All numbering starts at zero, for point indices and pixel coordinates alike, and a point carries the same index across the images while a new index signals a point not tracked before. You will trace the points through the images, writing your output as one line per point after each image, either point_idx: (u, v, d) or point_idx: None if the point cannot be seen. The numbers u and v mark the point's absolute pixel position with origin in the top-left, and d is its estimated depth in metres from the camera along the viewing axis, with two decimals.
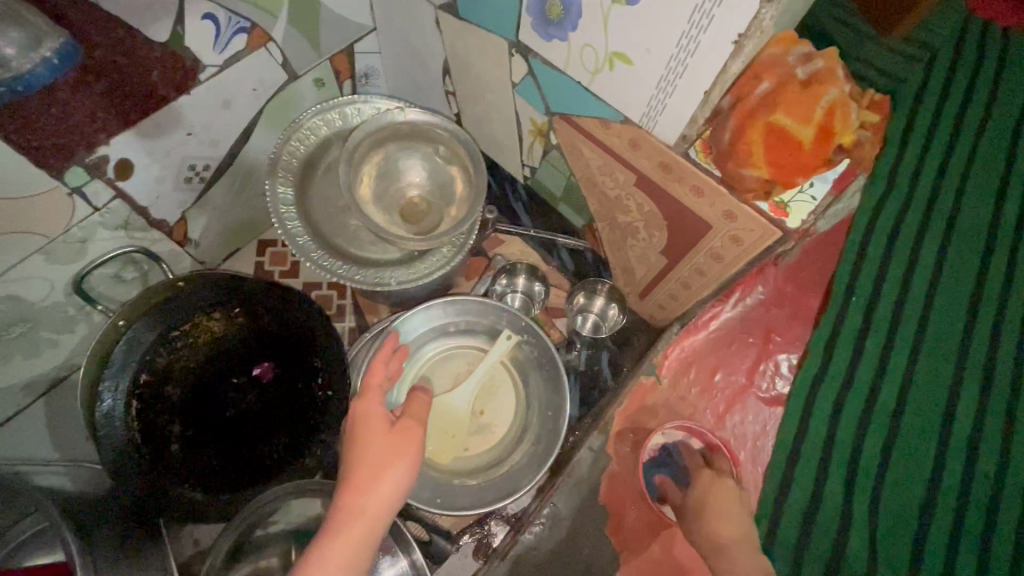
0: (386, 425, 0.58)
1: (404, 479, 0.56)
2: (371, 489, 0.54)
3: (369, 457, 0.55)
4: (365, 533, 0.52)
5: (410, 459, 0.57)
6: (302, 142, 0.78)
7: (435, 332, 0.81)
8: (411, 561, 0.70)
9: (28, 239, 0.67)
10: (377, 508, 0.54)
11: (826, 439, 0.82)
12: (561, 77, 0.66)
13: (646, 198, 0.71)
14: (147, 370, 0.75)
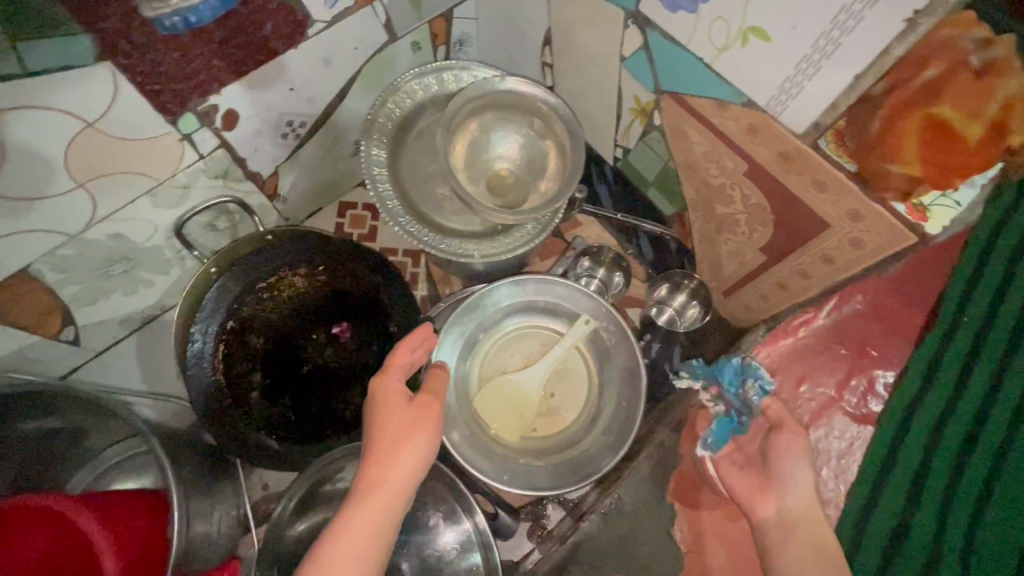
0: (404, 401, 0.60)
1: (421, 453, 0.59)
2: (392, 460, 0.57)
3: (388, 432, 0.58)
4: (388, 500, 0.55)
5: (428, 431, 0.60)
6: (397, 105, 0.77)
7: (503, 312, 0.79)
8: (470, 525, 0.71)
9: (141, 179, 0.69)
10: (398, 478, 0.57)
11: (910, 488, 0.67)
12: (682, 53, 0.62)
13: (755, 189, 0.67)
14: (233, 318, 0.78)
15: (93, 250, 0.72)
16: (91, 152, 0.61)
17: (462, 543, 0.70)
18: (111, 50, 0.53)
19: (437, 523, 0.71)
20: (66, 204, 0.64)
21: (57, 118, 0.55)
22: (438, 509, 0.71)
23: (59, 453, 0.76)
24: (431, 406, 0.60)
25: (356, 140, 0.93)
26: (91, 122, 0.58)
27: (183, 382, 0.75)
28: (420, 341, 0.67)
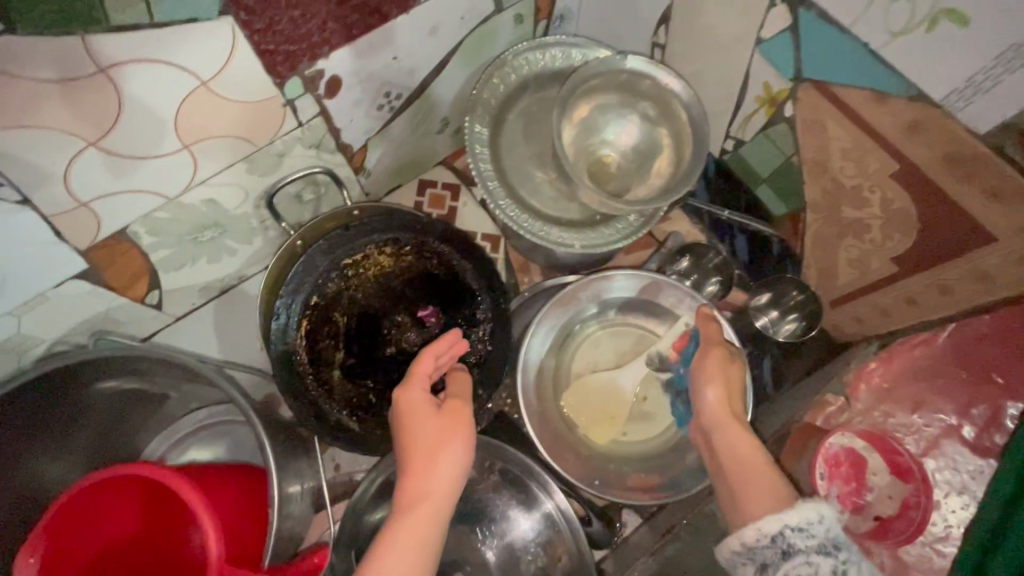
0: (433, 407, 0.59)
1: (459, 459, 0.58)
2: (431, 471, 0.56)
3: (422, 441, 0.57)
4: (435, 509, 0.55)
5: (462, 437, 0.58)
6: (503, 80, 0.74)
7: (602, 304, 0.78)
8: (547, 512, 0.69)
9: (240, 144, 0.65)
10: (440, 488, 0.56)
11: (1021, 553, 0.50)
12: (839, 39, 0.55)
13: (901, 193, 0.60)
14: (317, 295, 0.75)
15: (187, 215, 0.70)
16: (201, 112, 0.58)
17: (545, 528, 0.69)
18: (240, 6, 0.50)
19: (510, 511, 0.70)
20: (170, 164, 0.61)
21: (173, 74, 0.52)
22: (513, 497, 0.71)
23: (138, 416, 0.74)
24: (461, 408, 0.59)
25: (445, 117, 0.89)
26: (205, 80, 0.55)
27: (266, 353, 0.73)
28: (447, 346, 0.65)
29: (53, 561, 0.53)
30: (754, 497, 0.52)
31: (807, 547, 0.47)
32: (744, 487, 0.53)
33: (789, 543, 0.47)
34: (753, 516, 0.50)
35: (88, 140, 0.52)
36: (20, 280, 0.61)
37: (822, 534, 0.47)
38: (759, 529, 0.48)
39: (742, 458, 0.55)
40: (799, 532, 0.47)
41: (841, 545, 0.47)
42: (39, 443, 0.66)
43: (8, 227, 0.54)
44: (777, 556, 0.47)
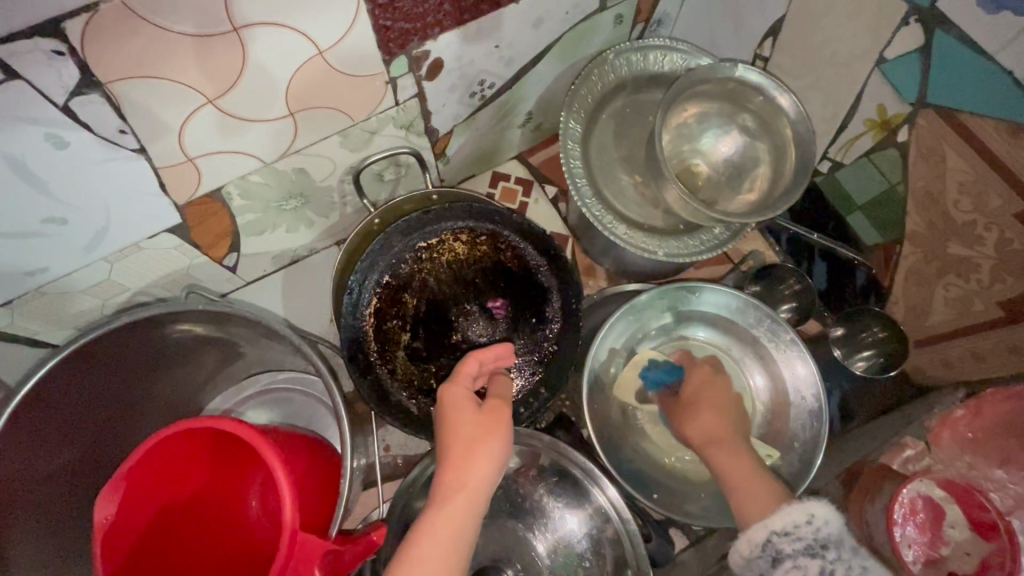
0: (473, 405, 0.56)
1: (498, 458, 0.54)
2: (467, 465, 0.53)
3: (459, 437, 0.54)
4: (467, 507, 0.51)
5: (501, 439, 0.55)
6: (601, 78, 0.73)
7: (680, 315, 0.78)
8: (597, 507, 0.67)
9: (341, 117, 0.66)
10: (475, 485, 0.52)
11: None
12: (979, 61, 0.54)
13: (1022, 233, 0.58)
14: (391, 275, 0.76)
15: (278, 182, 0.71)
16: (313, 81, 0.58)
17: (597, 524, 0.67)
18: None
19: (560, 507, 0.70)
20: (276, 131, 0.62)
21: (297, 42, 0.53)
22: (564, 495, 0.70)
23: (207, 373, 0.76)
24: (502, 408, 0.56)
25: (530, 111, 0.88)
26: (323, 50, 0.55)
27: (337, 325, 0.74)
28: (492, 354, 0.63)
29: (127, 507, 0.50)
30: (749, 512, 0.57)
31: (794, 549, 0.53)
32: (735, 489, 0.60)
33: (777, 548, 0.53)
34: (748, 522, 0.57)
35: (209, 98, 0.53)
36: (122, 228, 0.62)
37: (808, 535, 0.53)
38: (750, 539, 0.55)
39: (739, 466, 0.62)
40: (785, 536, 0.53)
41: (829, 544, 0.52)
42: (117, 387, 0.67)
43: (122, 174, 0.56)
44: (768, 563, 0.53)
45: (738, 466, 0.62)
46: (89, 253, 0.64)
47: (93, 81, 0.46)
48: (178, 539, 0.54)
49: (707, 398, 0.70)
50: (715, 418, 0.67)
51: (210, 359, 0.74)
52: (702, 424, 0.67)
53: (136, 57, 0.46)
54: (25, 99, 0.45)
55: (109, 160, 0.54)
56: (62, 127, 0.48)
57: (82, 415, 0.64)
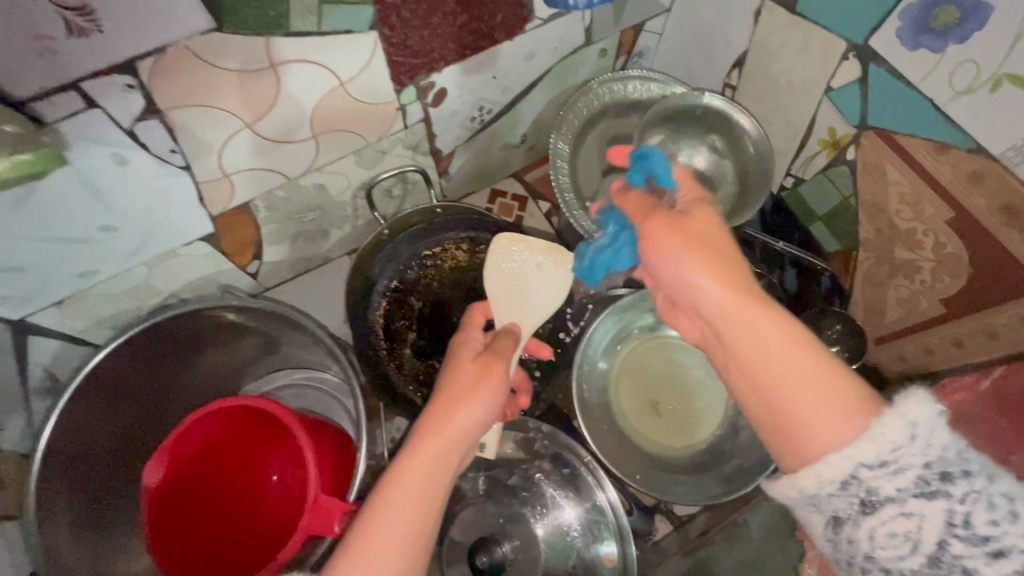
0: (471, 358, 0.55)
1: (483, 412, 0.52)
2: (453, 406, 0.51)
3: (449, 387, 0.53)
4: (443, 454, 0.49)
5: (493, 392, 0.53)
6: (586, 105, 0.83)
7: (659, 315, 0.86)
8: (597, 503, 0.74)
9: (356, 139, 0.75)
10: (458, 428, 0.50)
11: None
12: (906, 90, 0.63)
13: (953, 236, 0.66)
14: (399, 279, 0.84)
15: (299, 196, 0.79)
16: (334, 107, 0.67)
17: (594, 519, 0.74)
18: (385, 24, 0.61)
19: (559, 499, 0.75)
20: (300, 149, 0.71)
21: (323, 75, 0.62)
22: (566, 488, 0.75)
23: (232, 369, 0.84)
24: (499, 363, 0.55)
25: (524, 134, 0.97)
26: (344, 81, 0.64)
27: (352, 325, 0.83)
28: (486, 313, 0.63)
29: (171, 470, 0.60)
30: (819, 426, 0.41)
31: (899, 490, 0.37)
32: (774, 408, 0.44)
33: (869, 484, 0.38)
34: (817, 445, 0.41)
35: (246, 123, 0.62)
36: (163, 236, 0.71)
37: (918, 458, 0.37)
38: (826, 475, 0.40)
39: (769, 342, 0.44)
40: (882, 468, 0.38)
41: (952, 471, 0.36)
42: (155, 377, 0.75)
43: (169, 187, 0.64)
44: (857, 508, 0.39)
45: (780, 337, 0.44)
46: (133, 258, 0.72)
47: (154, 108, 0.55)
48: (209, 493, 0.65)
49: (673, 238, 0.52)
50: (710, 277, 0.48)
51: (237, 354, 0.82)
52: (704, 300, 0.49)
53: (190, 89, 0.55)
54: (100, 125, 0.53)
55: (159, 176, 0.62)
56: (124, 147, 0.57)
57: (124, 399, 0.73)
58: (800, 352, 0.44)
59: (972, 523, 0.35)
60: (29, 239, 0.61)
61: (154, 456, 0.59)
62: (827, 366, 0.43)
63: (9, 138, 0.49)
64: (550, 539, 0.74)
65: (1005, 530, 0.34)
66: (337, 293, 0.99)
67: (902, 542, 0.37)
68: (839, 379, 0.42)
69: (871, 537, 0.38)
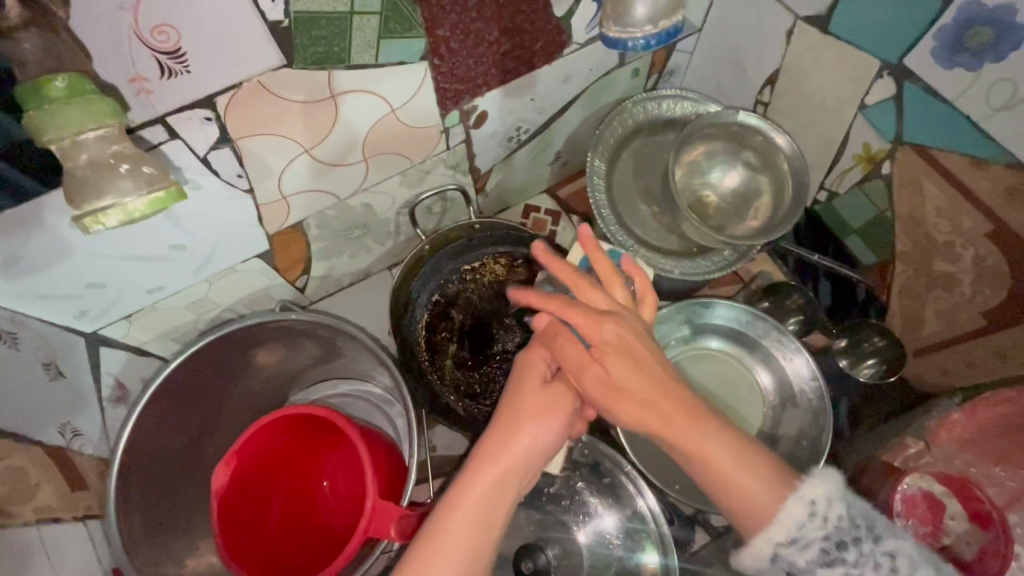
0: (541, 380, 0.59)
1: (547, 437, 0.57)
2: (513, 436, 0.56)
3: (516, 410, 0.58)
4: (503, 481, 0.55)
5: (555, 419, 0.57)
6: (621, 123, 0.86)
7: (695, 326, 0.88)
8: (637, 510, 0.75)
9: (403, 160, 0.79)
10: (513, 459, 0.56)
11: None
12: (942, 106, 0.64)
13: (993, 249, 0.67)
14: (440, 293, 0.88)
15: (347, 215, 0.84)
16: (385, 132, 0.71)
17: (634, 526, 0.75)
18: (435, 55, 0.65)
19: (598, 506, 0.77)
20: (352, 172, 0.75)
21: (377, 103, 0.66)
22: (605, 496, 0.77)
23: (284, 378, 0.88)
24: (567, 390, 0.58)
25: (558, 151, 1.00)
26: (395, 108, 0.68)
27: (395, 337, 0.86)
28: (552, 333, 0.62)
29: (237, 474, 0.63)
30: (756, 505, 0.53)
31: (809, 561, 0.50)
32: (721, 488, 0.54)
33: (786, 558, 0.51)
34: (755, 525, 0.53)
35: (306, 149, 0.67)
36: (226, 253, 0.75)
37: (824, 527, 0.50)
38: (756, 556, 0.53)
39: (705, 450, 0.54)
40: (794, 546, 0.51)
41: (846, 540, 0.50)
42: (215, 386, 0.80)
43: (235, 208, 0.69)
44: (782, 570, 0.52)
45: (715, 447, 0.54)
46: (197, 274, 0.77)
47: (227, 138, 0.60)
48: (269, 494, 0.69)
49: (621, 373, 0.55)
50: (647, 414, 0.54)
51: (289, 364, 0.86)
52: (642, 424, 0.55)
53: (260, 120, 0.60)
54: (180, 154, 0.58)
55: (227, 198, 0.67)
56: (198, 174, 0.62)
57: (189, 406, 0.78)
58: (724, 435, 0.55)
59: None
60: (110, 258, 0.66)
61: (222, 461, 0.62)
62: (743, 446, 0.55)
63: (145, 179, 0.49)
64: (590, 547, 0.76)
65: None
66: (378, 305, 1.03)
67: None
68: (762, 459, 0.55)
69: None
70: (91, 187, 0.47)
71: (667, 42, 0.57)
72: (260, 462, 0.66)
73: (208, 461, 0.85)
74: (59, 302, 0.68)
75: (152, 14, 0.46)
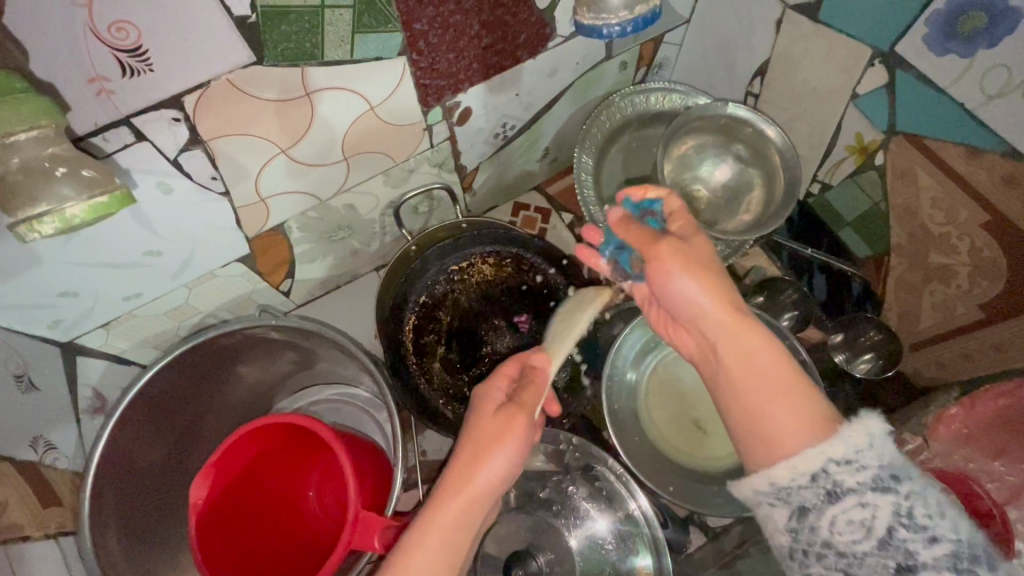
0: (494, 409, 0.56)
1: (505, 463, 0.53)
2: (472, 471, 0.52)
3: (472, 439, 0.54)
4: (463, 511, 0.50)
5: (513, 445, 0.53)
6: (608, 118, 0.84)
7: None
8: (629, 513, 0.74)
9: (386, 159, 0.77)
10: (477, 489, 0.52)
11: None
12: (935, 95, 0.62)
13: (990, 240, 0.65)
14: (427, 294, 0.86)
15: (330, 216, 0.82)
16: (365, 130, 0.69)
17: (626, 529, 0.74)
18: (413, 50, 0.63)
19: (589, 509, 0.76)
20: (332, 172, 0.73)
21: (355, 100, 0.64)
22: (596, 499, 0.76)
23: (269, 384, 0.86)
24: (522, 413, 0.55)
25: (547, 147, 0.98)
26: (374, 105, 0.66)
27: (382, 340, 0.84)
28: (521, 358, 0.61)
29: (216, 486, 0.62)
30: (786, 430, 0.49)
31: (859, 483, 0.44)
32: (760, 412, 0.51)
33: (831, 480, 0.45)
34: (788, 448, 0.49)
35: (282, 149, 0.65)
36: (204, 258, 0.73)
37: (873, 462, 0.45)
38: (793, 470, 0.47)
39: (760, 364, 0.52)
40: (845, 469, 0.45)
41: (900, 474, 0.44)
42: (195, 394, 0.78)
43: (211, 212, 0.67)
44: (820, 497, 0.46)
45: (766, 368, 0.52)
46: (175, 280, 0.74)
47: (198, 139, 0.57)
48: (251, 505, 0.68)
49: (686, 275, 0.55)
50: (713, 302, 0.55)
51: (273, 370, 0.85)
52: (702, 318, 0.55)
53: (232, 120, 0.58)
54: (149, 156, 0.56)
55: (202, 202, 0.65)
56: (170, 176, 0.59)
57: (167, 416, 0.76)
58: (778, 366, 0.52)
59: (913, 514, 0.42)
60: (82, 265, 0.64)
61: (199, 475, 0.61)
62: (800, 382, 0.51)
63: (84, 182, 0.46)
64: (585, 550, 0.74)
65: (937, 522, 0.42)
66: (366, 307, 1.00)
67: (858, 527, 0.44)
68: (810, 398, 0.50)
69: (831, 523, 0.45)
70: (24, 192, 0.44)
71: (643, 30, 0.55)
72: (241, 471, 0.66)
73: (191, 470, 0.83)
74: (31, 312, 0.66)
75: (110, 11, 0.44)
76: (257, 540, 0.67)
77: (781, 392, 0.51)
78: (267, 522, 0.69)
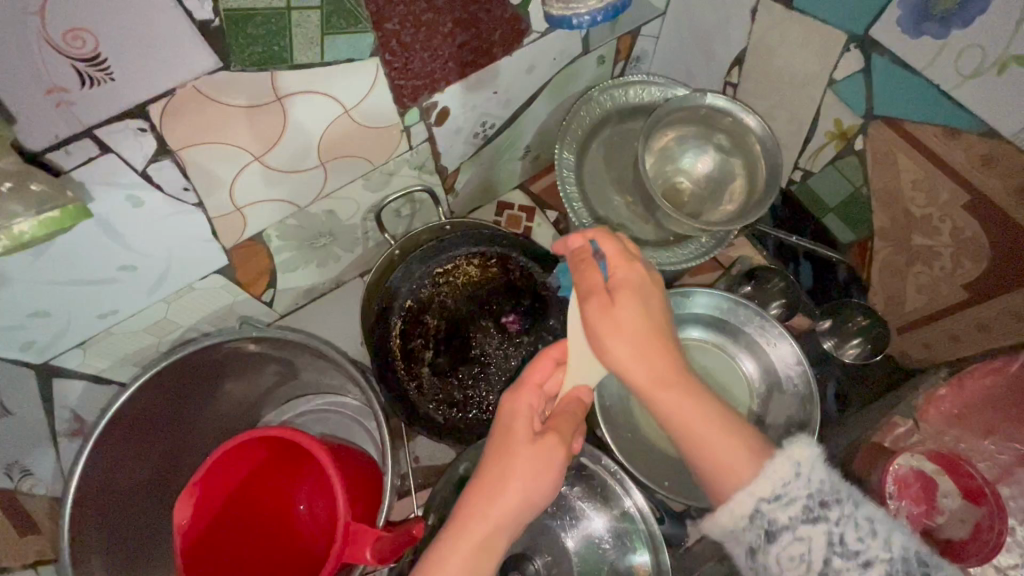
0: (528, 433, 0.52)
1: (534, 493, 0.50)
2: (494, 496, 0.50)
3: (501, 464, 0.51)
4: (486, 542, 0.48)
5: (548, 475, 0.51)
6: (588, 113, 0.83)
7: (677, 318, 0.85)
8: (626, 511, 0.73)
9: (364, 163, 0.76)
10: (500, 516, 0.49)
11: None
12: (911, 78, 0.63)
13: (971, 221, 0.66)
14: (413, 298, 0.84)
15: (309, 223, 0.80)
16: (341, 134, 0.68)
17: (623, 527, 0.73)
18: (385, 50, 0.61)
19: (586, 509, 0.75)
20: (308, 178, 0.71)
21: (329, 103, 0.63)
22: (592, 498, 0.75)
23: (254, 397, 0.84)
24: (558, 439, 0.52)
25: (528, 145, 0.97)
26: (348, 108, 0.65)
27: (370, 347, 0.83)
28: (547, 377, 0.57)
29: (202, 505, 0.61)
30: (727, 471, 0.50)
31: (790, 518, 0.47)
32: (708, 465, 0.51)
33: (768, 518, 0.48)
34: (723, 493, 0.51)
35: (256, 156, 0.63)
36: (180, 271, 0.71)
37: (802, 492, 0.48)
38: (734, 513, 0.50)
39: (701, 435, 0.50)
40: (776, 507, 0.48)
41: (828, 499, 0.47)
42: (178, 410, 0.76)
43: (186, 223, 0.65)
44: (762, 537, 0.48)
45: (707, 427, 0.51)
46: (152, 295, 0.72)
47: (167, 149, 0.56)
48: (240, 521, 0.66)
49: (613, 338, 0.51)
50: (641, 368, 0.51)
51: (257, 382, 0.83)
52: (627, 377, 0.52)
53: (202, 128, 0.56)
54: (114, 169, 0.54)
55: (174, 214, 0.63)
56: (139, 189, 0.58)
57: (149, 434, 0.74)
58: (709, 413, 0.51)
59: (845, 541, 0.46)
60: (51, 284, 0.62)
61: (183, 495, 0.59)
62: (738, 433, 0.51)
63: (34, 198, 0.48)
64: (582, 550, 0.75)
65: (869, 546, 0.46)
66: (352, 314, 0.99)
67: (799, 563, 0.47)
68: (743, 433, 0.51)
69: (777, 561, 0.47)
70: None
71: (614, 19, 0.54)
72: (228, 488, 0.64)
73: (177, 488, 0.81)
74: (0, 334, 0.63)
75: (64, 19, 0.43)
76: (248, 556, 0.66)
77: (720, 437, 0.51)
78: (259, 537, 0.68)
